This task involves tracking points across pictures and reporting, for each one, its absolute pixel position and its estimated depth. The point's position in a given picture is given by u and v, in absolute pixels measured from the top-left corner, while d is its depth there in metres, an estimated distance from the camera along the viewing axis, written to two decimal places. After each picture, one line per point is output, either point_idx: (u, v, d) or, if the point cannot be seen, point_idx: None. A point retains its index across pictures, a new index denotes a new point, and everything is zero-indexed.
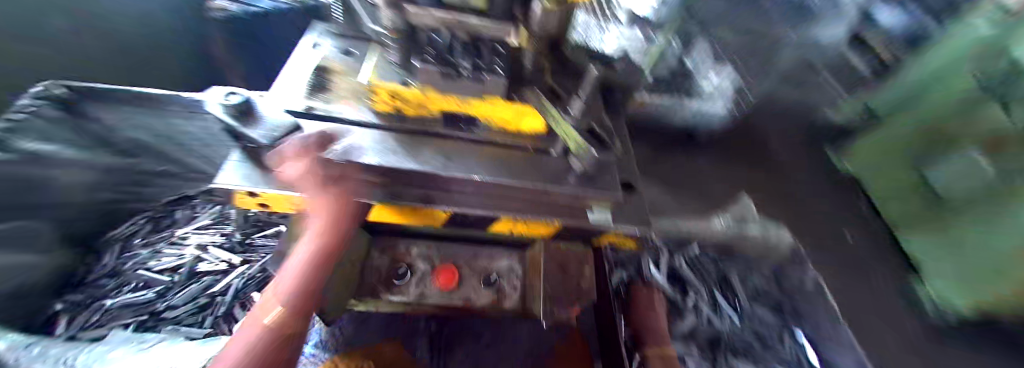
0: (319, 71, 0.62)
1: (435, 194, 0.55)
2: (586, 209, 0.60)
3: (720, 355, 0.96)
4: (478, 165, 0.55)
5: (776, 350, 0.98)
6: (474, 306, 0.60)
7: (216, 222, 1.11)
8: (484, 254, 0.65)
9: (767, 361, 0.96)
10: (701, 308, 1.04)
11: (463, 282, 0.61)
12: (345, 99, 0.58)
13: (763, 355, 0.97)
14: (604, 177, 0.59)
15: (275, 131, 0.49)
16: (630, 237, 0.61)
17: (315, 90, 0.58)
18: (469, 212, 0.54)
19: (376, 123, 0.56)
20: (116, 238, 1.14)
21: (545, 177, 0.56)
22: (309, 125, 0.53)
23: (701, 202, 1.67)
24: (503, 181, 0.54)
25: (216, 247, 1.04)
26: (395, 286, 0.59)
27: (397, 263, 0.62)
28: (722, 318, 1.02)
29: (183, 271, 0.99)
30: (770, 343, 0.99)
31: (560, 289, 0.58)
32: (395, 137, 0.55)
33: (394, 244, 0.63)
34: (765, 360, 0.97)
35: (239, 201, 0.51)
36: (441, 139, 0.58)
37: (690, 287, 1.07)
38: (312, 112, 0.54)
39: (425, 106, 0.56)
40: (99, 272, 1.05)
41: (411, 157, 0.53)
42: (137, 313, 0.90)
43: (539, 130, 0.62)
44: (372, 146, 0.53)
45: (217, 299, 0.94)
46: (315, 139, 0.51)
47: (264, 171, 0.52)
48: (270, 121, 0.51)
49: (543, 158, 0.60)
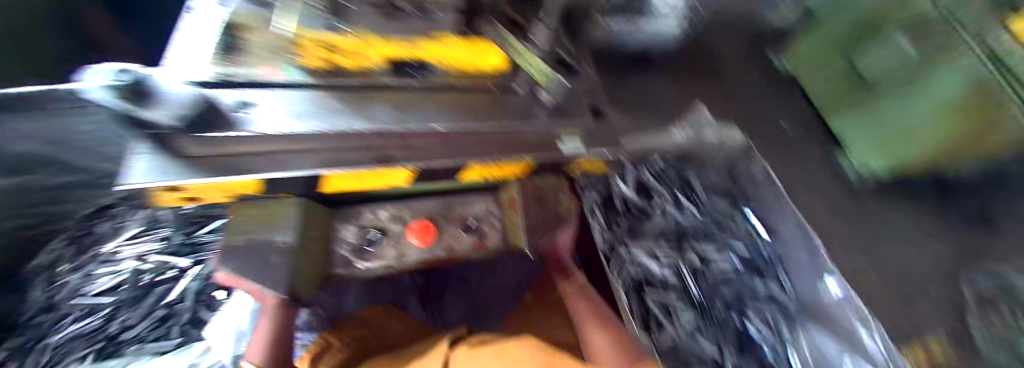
0: (224, 25, 0.49)
1: (395, 152, 0.49)
2: (554, 141, 0.57)
3: (687, 244, 1.01)
4: (438, 115, 0.52)
5: (732, 229, 1.03)
6: (457, 253, 0.60)
7: (147, 228, 0.97)
8: (458, 202, 0.63)
9: (724, 237, 1.02)
10: (668, 209, 1.05)
11: (442, 233, 0.60)
12: (260, 56, 0.48)
13: (719, 232, 1.03)
14: (571, 107, 0.59)
15: (185, 107, 0.38)
16: (600, 162, 0.63)
17: (223, 51, 0.48)
18: (436, 165, 0.49)
19: (310, 83, 0.48)
20: None
21: (511, 116, 0.55)
22: (225, 94, 0.45)
23: None
24: (468, 127, 0.52)
25: (157, 255, 0.95)
26: (368, 251, 0.57)
27: (368, 229, 0.58)
28: (687, 214, 1.05)
29: (125, 288, 0.90)
30: (728, 224, 1.04)
31: (538, 220, 0.59)
32: (335, 96, 0.49)
33: (359, 210, 0.58)
34: (723, 236, 1.03)
35: (158, 197, 0.44)
36: (391, 90, 0.52)
37: (656, 192, 1.06)
38: (230, 80, 0.46)
39: (365, 53, 0.46)
40: None
41: (364, 117, 0.49)
42: (92, 340, 0.85)
43: (500, 66, 0.56)
44: (314, 110, 0.47)
45: (178, 307, 0.91)
46: (239, 110, 0.44)
47: (181, 157, 0.42)
48: (176, 99, 0.38)
49: (507, 96, 0.57)
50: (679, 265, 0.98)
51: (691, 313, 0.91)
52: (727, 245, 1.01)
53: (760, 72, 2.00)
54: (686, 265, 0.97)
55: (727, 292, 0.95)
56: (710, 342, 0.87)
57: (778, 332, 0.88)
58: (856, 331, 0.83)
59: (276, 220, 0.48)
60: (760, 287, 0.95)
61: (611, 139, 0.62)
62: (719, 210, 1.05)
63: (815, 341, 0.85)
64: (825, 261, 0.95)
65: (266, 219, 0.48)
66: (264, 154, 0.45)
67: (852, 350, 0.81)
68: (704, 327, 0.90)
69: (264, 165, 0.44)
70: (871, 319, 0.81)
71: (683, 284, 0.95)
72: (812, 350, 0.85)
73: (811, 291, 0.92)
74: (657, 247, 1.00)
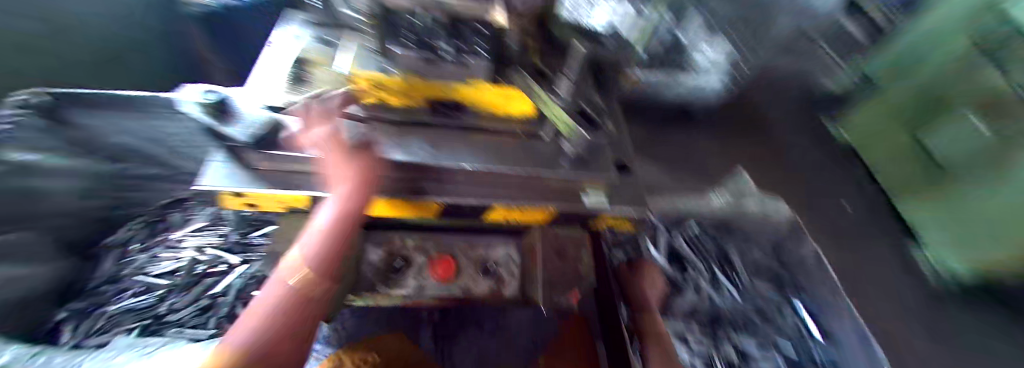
0: (298, 63, 0.59)
1: (426, 185, 0.55)
2: (579, 193, 0.59)
3: (720, 328, 0.96)
4: (470, 154, 0.55)
5: (774, 320, 0.98)
6: (473, 295, 0.60)
7: (211, 225, 1.10)
8: (480, 243, 0.64)
9: (765, 332, 0.96)
10: (702, 285, 1.02)
11: (462, 271, 0.61)
12: (325, 90, 0.55)
13: (761, 326, 0.96)
14: (596, 161, 0.59)
15: (252, 127, 0.47)
16: (626, 220, 0.61)
17: (297, 85, 0.56)
18: (462, 203, 0.54)
19: (360, 115, 0.54)
20: (112, 245, 1.13)
21: (539, 164, 0.56)
22: (291, 121, 0.51)
23: (695, 178, 1.68)
24: (496, 169, 0.54)
25: (212, 249, 1.04)
26: (392, 278, 0.60)
27: (392, 257, 0.61)
28: (722, 293, 1.01)
29: (182, 274, 0.98)
30: (769, 315, 0.99)
31: (558, 275, 0.59)
32: (381, 129, 0.55)
33: (388, 237, 0.63)
34: (763, 330, 0.96)
35: (225, 200, 0.51)
36: (430, 127, 0.57)
37: (689, 264, 1.05)
38: (294, 108, 0.52)
39: (410, 93, 0.52)
40: (101, 279, 1.05)
41: (403, 148, 0.53)
42: (141, 317, 0.91)
43: (531, 114, 0.58)
44: (359, 139, 0.52)
45: (219, 299, 0.95)
46: (299, 135, 0.50)
47: (254, 171, 0.51)
48: (248, 117, 0.49)
49: (535, 144, 0.59)
50: (710, 352, 0.91)
51: None
52: (772, 342, 0.95)
53: (815, 142, 1.91)
54: (718, 354, 0.91)
55: None
56: None
57: None
58: None
59: None
60: None
61: (639, 198, 0.61)
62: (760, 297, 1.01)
63: None
64: None
65: None
66: (318, 174, 0.52)
67: None
68: None
69: (316, 183, 0.51)
70: None
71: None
72: None
73: None
74: (686, 329, 0.94)
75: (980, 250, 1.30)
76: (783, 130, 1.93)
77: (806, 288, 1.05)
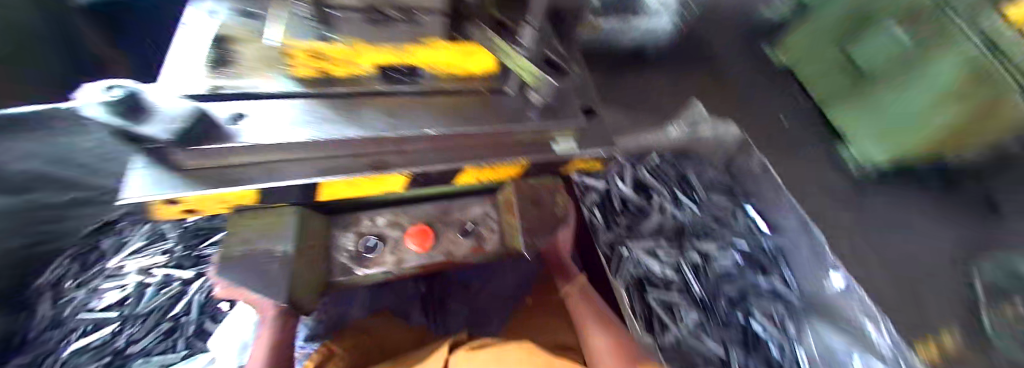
0: (215, 41, 0.52)
1: (389, 158, 0.51)
2: (549, 141, 0.57)
3: (685, 239, 1.09)
4: (429, 118, 0.50)
5: (728, 223, 1.12)
6: (455, 258, 0.59)
7: (151, 243, 0.99)
8: (456, 206, 0.62)
9: (721, 233, 1.11)
10: (666, 206, 1.14)
11: (441, 237, 0.59)
12: (256, 69, 0.50)
13: (717, 229, 1.11)
14: (562, 108, 0.56)
15: (180, 122, 0.38)
16: (597, 161, 0.61)
17: (218, 65, 0.50)
18: (432, 169, 0.51)
19: (301, 90, 0.49)
20: (44, 286, 0.95)
21: (503, 117, 0.53)
22: (221, 109, 0.45)
23: (656, 120, 1.71)
24: (461, 131, 0.50)
25: (161, 268, 0.95)
26: (367, 258, 0.56)
27: (365, 235, 0.58)
28: (683, 210, 1.14)
29: (130, 302, 0.90)
30: (725, 220, 1.13)
31: (537, 220, 0.58)
32: (327, 105, 0.49)
33: (357, 217, 0.59)
34: (720, 232, 1.11)
35: (159, 210, 0.45)
36: (382, 95, 0.52)
37: (654, 190, 1.17)
38: (220, 92, 0.46)
39: (353, 61, 0.48)
40: (35, 326, 0.90)
41: (351, 121, 0.47)
42: (99, 356, 0.84)
43: (490, 69, 0.56)
44: (305, 118, 0.46)
45: (183, 319, 0.90)
46: (231, 122, 0.44)
47: (185, 171, 0.45)
48: (166, 110, 0.39)
49: (497, 98, 0.56)
50: (677, 259, 1.05)
51: (696, 311, 0.98)
52: (729, 242, 1.10)
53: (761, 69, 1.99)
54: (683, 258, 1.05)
55: (726, 287, 1.03)
56: (710, 338, 0.95)
57: (785, 331, 0.98)
58: (862, 325, 0.92)
59: (276, 229, 0.49)
60: (762, 282, 1.05)
61: (605, 137, 0.60)
62: (714, 206, 1.14)
63: (820, 337, 0.96)
64: (829, 256, 0.98)
65: (265, 227, 0.49)
66: (266, 162, 0.47)
67: (858, 346, 0.91)
68: (703, 320, 0.99)
69: (264, 173, 0.46)
70: (876, 315, 0.88)
71: (686, 280, 1.03)
72: (816, 343, 0.96)
73: (809, 284, 1.04)
74: (655, 244, 1.07)
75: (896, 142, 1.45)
76: (732, 62, 1.99)
77: (755, 191, 1.18)
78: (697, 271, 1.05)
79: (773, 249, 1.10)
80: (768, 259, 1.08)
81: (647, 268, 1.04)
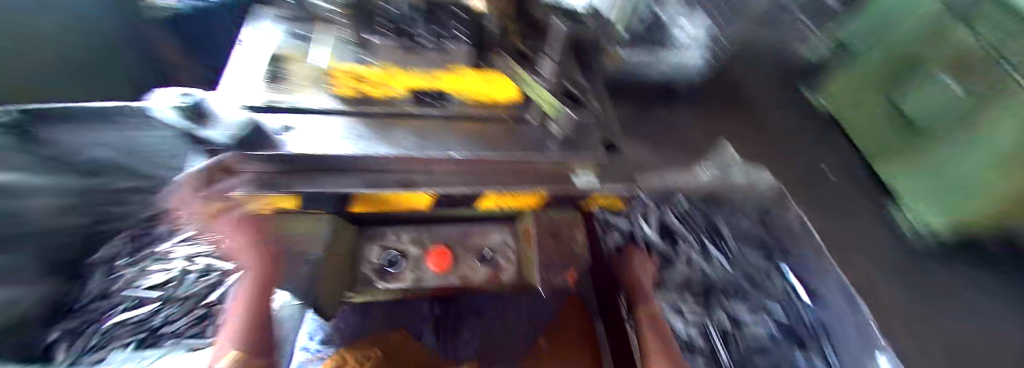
0: (276, 60, 0.59)
1: (416, 177, 0.53)
2: (570, 173, 0.57)
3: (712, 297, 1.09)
4: (455, 144, 0.54)
5: (760, 283, 1.11)
6: (470, 282, 0.62)
7: (198, 233, 1.10)
8: (475, 231, 0.65)
9: (752, 295, 1.10)
10: (692, 258, 1.15)
11: (458, 260, 0.63)
12: (306, 87, 0.55)
13: (748, 291, 1.10)
14: (584, 142, 0.58)
15: (236, 128, 0.45)
16: (617, 198, 0.61)
17: (275, 82, 0.56)
18: (454, 192, 0.53)
19: (343, 109, 0.54)
20: (99, 263, 1.06)
21: (525, 148, 0.55)
22: (272, 120, 0.50)
23: None
24: (484, 158, 0.53)
25: (203, 257, 1.04)
26: (389, 274, 0.62)
27: (389, 251, 0.63)
28: (711, 265, 1.15)
29: (172, 285, 0.98)
30: (757, 280, 1.12)
31: (549, 255, 0.60)
32: (362, 123, 0.53)
33: (384, 232, 0.64)
34: (751, 294, 1.10)
35: (210, 206, 0.49)
36: (415, 118, 0.56)
37: (681, 239, 1.18)
38: (274, 106, 0.52)
39: (393, 86, 0.56)
40: (89, 296, 1.00)
41: (385, 142, 0.51)
42: (137, 331, 0.91)
43: (514, 98, 0.60)
44: (343, 134, 0.51)
45: (214, 308, 0.95)
46: (278, 133, 0.49)
47: None
48: (226, 120, 0.47)
49: (522, 128, 0.58)
50: (703, 319, 1.06)
51: None
52: (761, 305, 1.08)
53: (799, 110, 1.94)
54: (709, 317, 1.06)
55: (755, 353, 1.01)
56: None
57: None
58: None
59: (309, 234, 0.54)
60: (796, 353, 1.01)
61: (626, 175, 0.61)
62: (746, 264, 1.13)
63: None
64: None
65: (297, 233, 0.53)
66: (303, 172, 0.50)
67: None
68: None
69: None
70: None
71: (712, 346, 1.02)
72: None
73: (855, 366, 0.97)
74: (681, 299, 1.08)
75: (957, 206, 1.36)
76: (767, 102, 1.95)
77: (794, 249, 1.14)
78: (723, 331, 1.04)
79: (813, 318, 1.05)
80: (805, 329, 1.04)
81: (671, 323, 1.04)
